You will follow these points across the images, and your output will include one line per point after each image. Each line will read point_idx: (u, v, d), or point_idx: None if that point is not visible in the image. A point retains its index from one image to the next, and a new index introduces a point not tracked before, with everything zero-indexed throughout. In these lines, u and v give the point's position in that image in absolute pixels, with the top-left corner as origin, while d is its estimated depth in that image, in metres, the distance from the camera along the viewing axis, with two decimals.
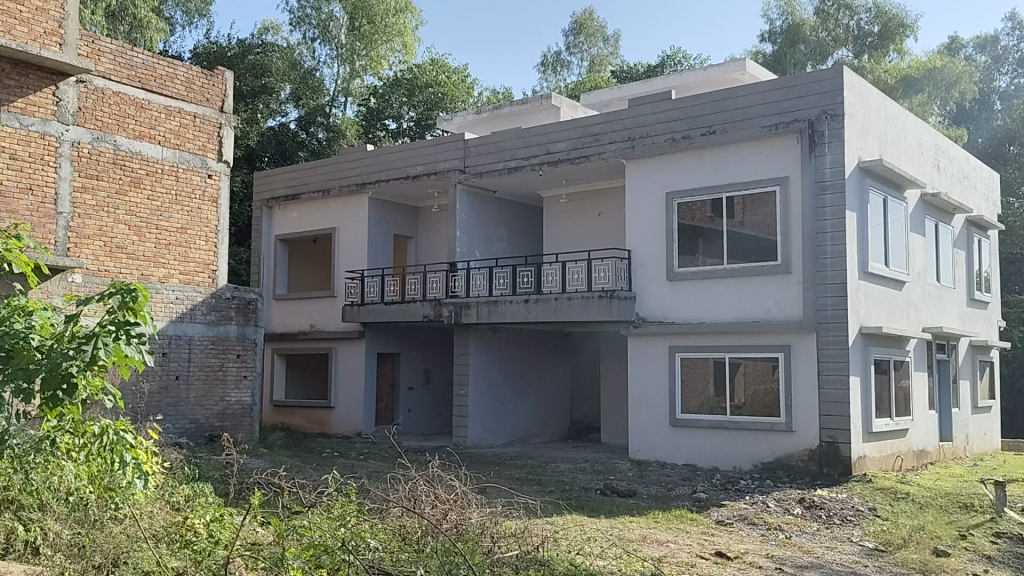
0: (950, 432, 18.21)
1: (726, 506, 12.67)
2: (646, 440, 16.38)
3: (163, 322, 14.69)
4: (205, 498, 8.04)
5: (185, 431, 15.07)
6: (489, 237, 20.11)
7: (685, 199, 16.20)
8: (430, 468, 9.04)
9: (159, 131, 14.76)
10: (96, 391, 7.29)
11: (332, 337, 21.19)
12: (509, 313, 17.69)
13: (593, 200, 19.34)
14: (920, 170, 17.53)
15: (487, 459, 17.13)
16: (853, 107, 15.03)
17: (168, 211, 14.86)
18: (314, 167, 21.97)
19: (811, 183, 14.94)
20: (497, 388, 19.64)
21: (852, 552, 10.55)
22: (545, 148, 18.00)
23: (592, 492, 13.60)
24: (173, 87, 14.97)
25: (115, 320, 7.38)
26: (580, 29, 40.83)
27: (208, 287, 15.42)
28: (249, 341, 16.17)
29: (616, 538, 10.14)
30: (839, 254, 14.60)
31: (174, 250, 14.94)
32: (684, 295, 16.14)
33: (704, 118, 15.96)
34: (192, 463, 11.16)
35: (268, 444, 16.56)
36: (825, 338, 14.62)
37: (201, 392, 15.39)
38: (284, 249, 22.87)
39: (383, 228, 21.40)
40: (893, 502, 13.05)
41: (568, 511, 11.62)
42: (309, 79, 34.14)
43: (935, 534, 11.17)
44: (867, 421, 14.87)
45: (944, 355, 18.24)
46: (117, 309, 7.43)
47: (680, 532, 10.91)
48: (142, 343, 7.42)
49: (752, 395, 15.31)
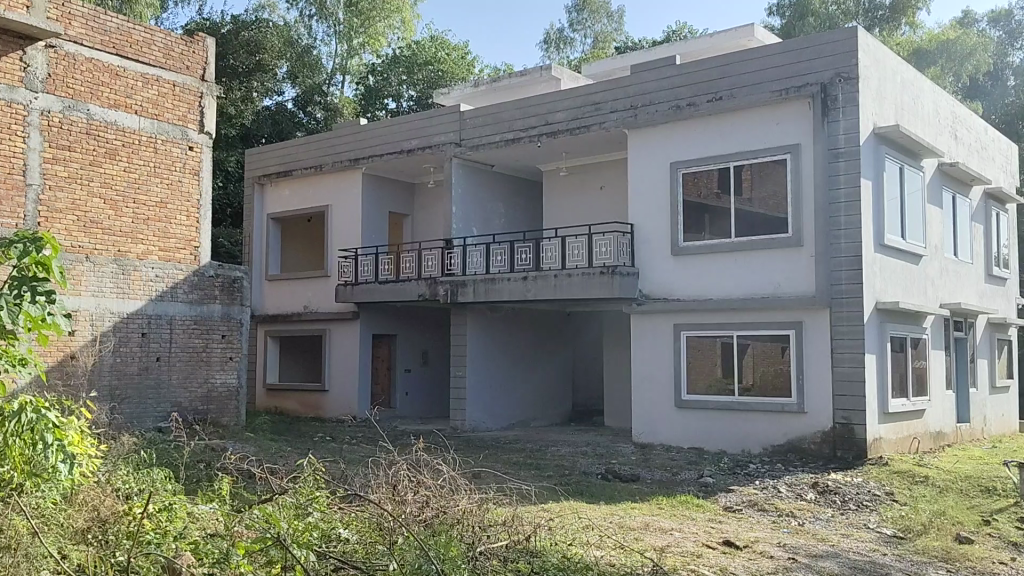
0: (968, 413, 17.45)
1: (736, 492, 11.95)
2: (649, 423, 15.69)
3: (142, 300, 13.96)
4: (159, 488, 7.34)
5: (168, 416, 14.31)
6: (486, 213, 19.34)
7: (690, 169, 15.43)
8: (413, 453, 8.34)
9: (136, 100, 14.03)
10: (13, 360, 6.67)
11: (326, 318, 20.48)
12: (507, 291, 16.95)
13: (595, 173, 18.56)
14: (937, 139, 16.71)
15: (485, 444, 16.40)
16: (867, 70, 14.20)
17: (146, 184, 14.14)
18: (306, 142, 21.24)
19: (823, 151, 14.14)
20: (495, 370, 18.91)
21: (870, 539, 9.83)
22: (544, 119, 17.23)
23: (593, 477, 12.88)
24: (150, 54, 14.22)
25: (19, 277, 6.69)
26: (584, 5, 39.88)
27: (190, 264, 14.69)
28: (235, 321, 15.36)
29: (616, 526, 9.43)
30: (854, 225, 13.84)
31: (153, 225, 14.21)
32: (689, 271, 15.39)
33: (709, 83, 15.20)
34: (160, 450, 10.43)
35: (257, 428, 15.83)
36: (839, 314, 13.87)
37: (184, 374, 14.55)
38: (276, 228, 22.15)
39: (377, 205, 20.65)
40: (911, 486, 12.33)
41: (566, 498, 10.88)
42: (306, 57, 33.50)
43: (957, 519, 10.42)
44: (883, 401, 14.14)
45: (961, 332, 17.46)
46: (23, 265, 6.71)
47: (686, 520, 10.19)
48: (50, 301, 6.63)
49: (761, 376, 14.58)
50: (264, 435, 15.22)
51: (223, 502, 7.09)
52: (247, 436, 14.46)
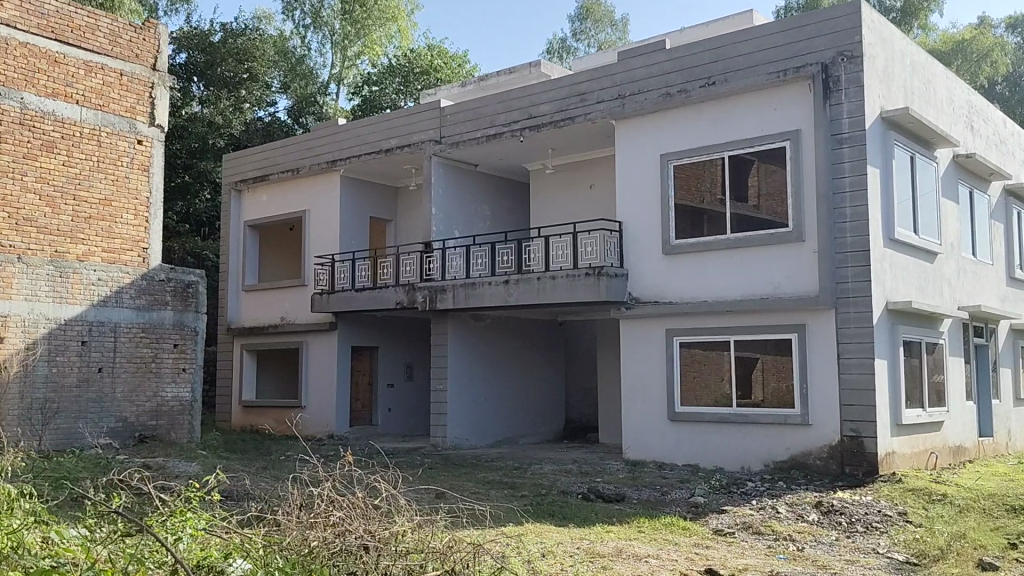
0: (991, 427, 15.98)
1: (728, 512, 10.63)
2: (641, 437, 14.39)
3: (82, 305, 12.80)
4: (7, 513, 6.14)
5: (112, 433, 13.12)
6: (469, 215, 18.18)
7: (682, 161, 14.20)
8: (338, 468, 7.11)
9: (77, 89, 12.94)
10: None
11: (303, 329, 19.32)
12: (487, 296, 15.76)
13: (585, 171, 17.41)
14: (951, 128, 15.42)
15: (463, 462, 15.11)
16: (872, 49, 12.96)
17: (88, 180, 13.03)
18: (282, 146, 20.15)
19: (825, 137, 12.88)
20: (478, 383, 17.65)
21: (878, 566, 8.49)
22: (527, 111, 16.07)
23: (571, 496, 11.61)
24: (94, 39, 13.14)
25: None
26: (587, 14, 38.88)
27: (138, 267, 13.52)
28: (189, 329, 14.17)
29: (581, 553, 8.16)
30: (861, 218, 12.56)
31: (96, 225, 13.08)
32: (682, 272, 14.14)
33: (701, 68, 13.99)
34: (61, 476, 9.20)
35: (214, 446, 14.62)
36: (846, 316, 12.58)
37: (131, 387, 13.37)
38: (253, 237, 21.06)
39: (356, 209, 19.51)
40: (927, 504, 10.96)
41: (532, 519, 9.61)
42: (298, 67, 32.75)
43: (980, 543, 9.09)
44: (895, 411, 12.79)
45: (982, 338, 16.07)
46: None
47: (666, 545, 8.90)
48: None
49: (771, 391, 13.18)
50: (220, 453, 14.00)
51: (85, 539, 5.90)
52: (198, 454, 13.23)
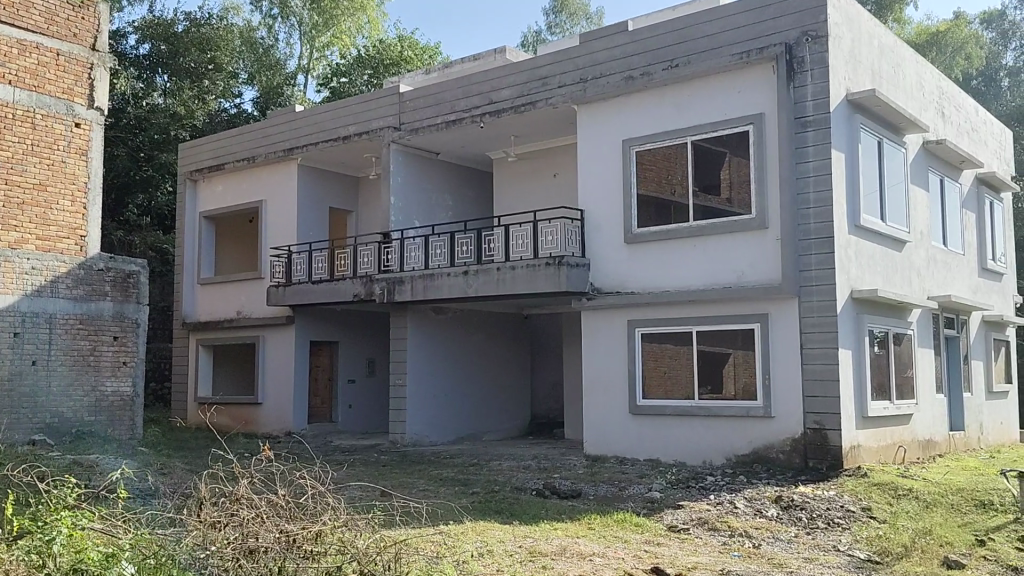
0: (961, 420, 15.62)
1: (685, 508, 10.17)
2: (602, 431, 13.92)
3: (15, 295, 12.19)
4: None
5: (47, 429, 12.53)
6: (429, 204, 17.67)
7: (644, 146, 13.75)
8: (252, 463, 6.57)
9: (9, 68, 12.33)
10: None
11: (260, 323, 18.75)
12: (446, 287, 15.26)
13: (548, 159, 16.95)
14: (921, 113, 15.03)
15: (419, 458, 14.60)
16: (838, 29, 12.53)
17: (21, 163, 12.43)
18: (239, 134, 19.57)
19: (789, 120, 12.47)
20: (438, 377, 17.13)
21: (838, 565, 8.01)
22: (488, 96, 15.57)
23: (524, 493, 11.12)
24: (28, 17, 12.53)
25: None
26: (562, 7, 38.40)
27: (75, 255, 12.92)
28: (130, 320, 13.59)
29: (522, 552, 7.68)
30: (825, 203, 12.17)
31: (30, 210, 12.47)
32: (643, 260, 13.68)
33: (664, 50, 13.53)
34: None
35: (158, 443, 14.06)
36: (809, 305, 12.17)
37: (68, 380, 12.80)
38: (209, 228, 20.47)
39: (314, 199, 18.95)
40: (893, 500, 10.52)
41: (476, 517, 9.12)
42: (266, 58, 31.83)
43: (946, 540, 8.64)
44: (861, 403, 12.36)
45: (953, 330, 15.69)
46: None
47: (615, 542, 8.41)
48: None
49: (742, 388, 12.62)
50: (163, 450, 13.44)
51: None
52: (138, 451, 12.66)
